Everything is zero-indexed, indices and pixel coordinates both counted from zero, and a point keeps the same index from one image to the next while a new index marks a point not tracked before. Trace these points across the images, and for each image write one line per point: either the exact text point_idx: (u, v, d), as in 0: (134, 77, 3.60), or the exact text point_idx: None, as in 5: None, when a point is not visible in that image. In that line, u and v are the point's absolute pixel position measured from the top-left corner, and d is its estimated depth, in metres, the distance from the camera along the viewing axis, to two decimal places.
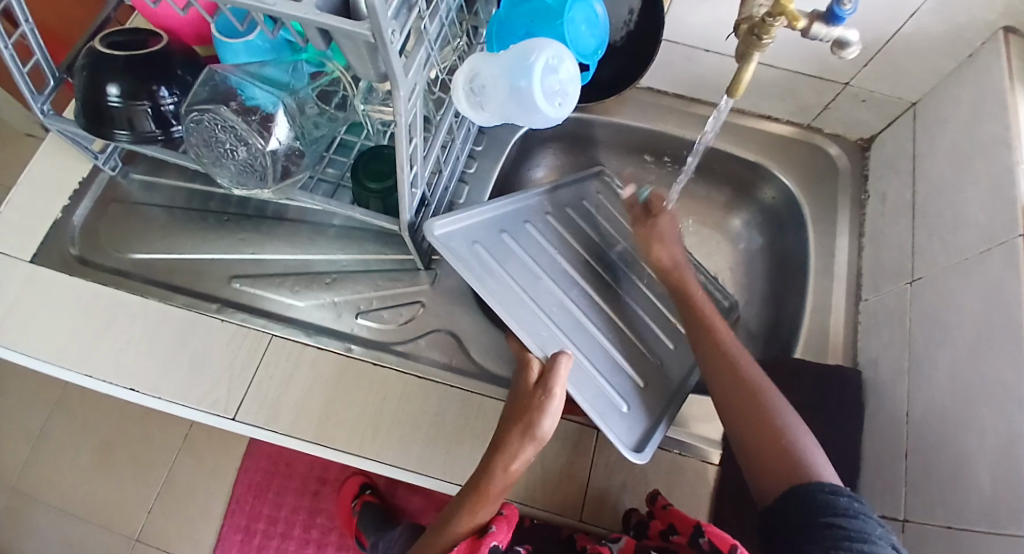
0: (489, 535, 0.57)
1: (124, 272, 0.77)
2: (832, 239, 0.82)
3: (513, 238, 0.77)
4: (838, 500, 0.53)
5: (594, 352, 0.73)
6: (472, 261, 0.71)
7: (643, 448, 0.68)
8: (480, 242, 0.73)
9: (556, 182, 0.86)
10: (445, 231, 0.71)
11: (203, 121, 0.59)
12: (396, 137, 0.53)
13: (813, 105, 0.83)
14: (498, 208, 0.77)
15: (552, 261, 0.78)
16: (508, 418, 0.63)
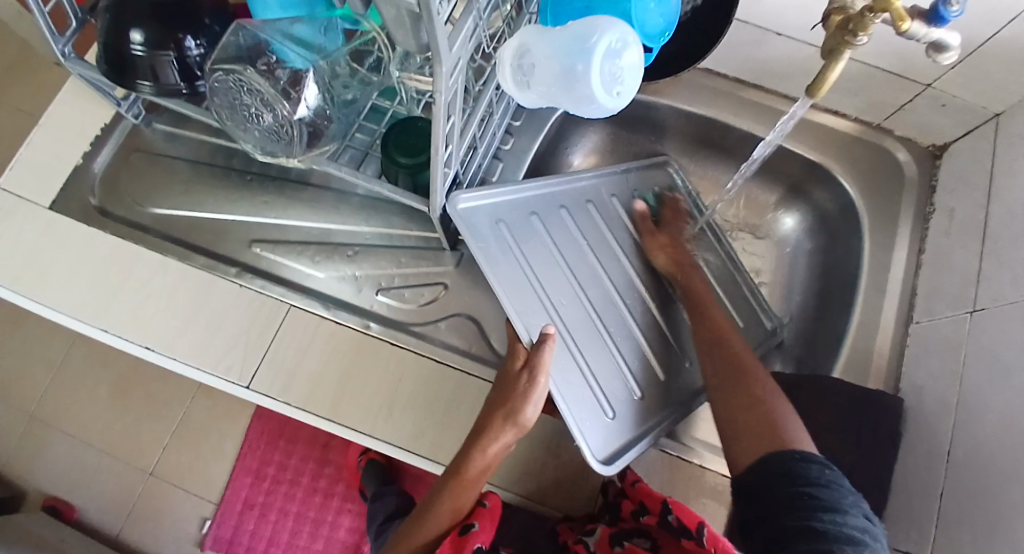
0: (471, 536, 0.61)
1: (143, 227, 0.75)
2: (887, 253, 0.76)
3: (542, 223, 0.73)
4: (814, 470, 0.53)
5: (595, 357, 0.70)
6: (491, 241, 0.68)
7: (613, 461, 0.65)
8: (504, 222, 0.70)
9: (616, 170, 0.82)
10: (470, 206, 0.68)
11: (227, 82, 0.54)
12: (434, 115, 0.48)
13: (887, 104, 0.76)
14: (533, 190, 0.73)
15: (576, 253, 0.74)
16: (490, 400, 0.63)
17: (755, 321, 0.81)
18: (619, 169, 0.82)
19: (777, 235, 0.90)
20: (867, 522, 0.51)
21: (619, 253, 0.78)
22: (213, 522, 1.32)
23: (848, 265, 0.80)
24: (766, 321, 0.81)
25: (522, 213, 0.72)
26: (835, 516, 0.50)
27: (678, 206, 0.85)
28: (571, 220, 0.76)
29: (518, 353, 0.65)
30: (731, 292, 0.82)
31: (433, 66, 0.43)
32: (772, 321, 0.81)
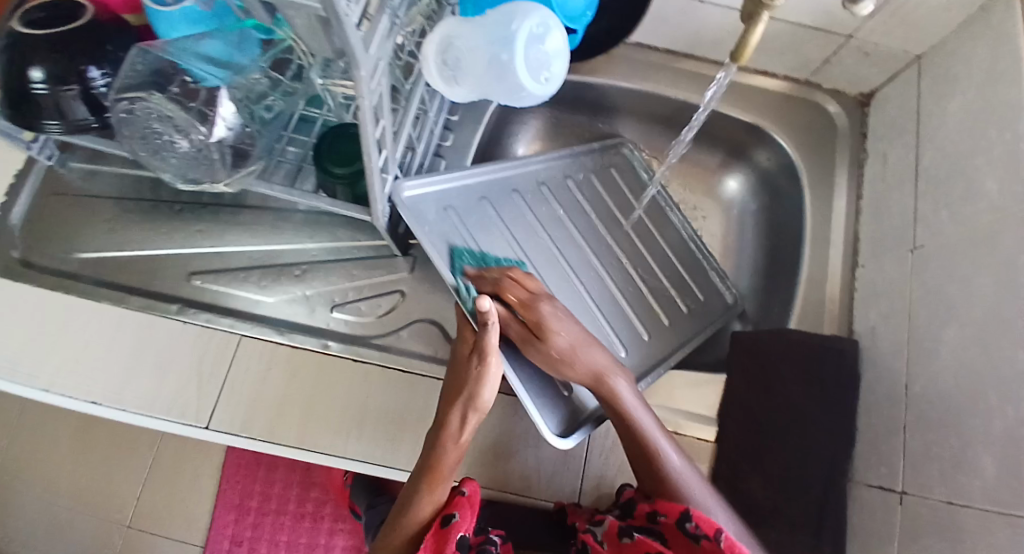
0: (453, 528, 0.56)
1: (72, 274, 0.71)
2: (829, 203, 0.78)
3: (494, 207, 0.74)
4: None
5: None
6: (439, 226, 0.68)
7: (568, 436, 0.66)
8: (453, 207, 0.70)
9: (571, 152, 0.83)
10: (417, 192, 0.67)
11: (135, 111, 0.54)
12: (360, 120, 0.46)
13: (814, 59, 0.78)
14: (482, 175, 0.74)
15: (527, 237, 0.75)
16: (446, 391, 0.62)
17: (717, 295, 0.82)
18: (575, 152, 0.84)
19: (722, 198, 0.91)
20: None
21: (575, 235, 0.79)
22: None
23: (794, 220, 0.81)
24: (726, 294, 0.82)
25: (473, 198, 0.72)
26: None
27: (634, 184, 0.86)
28: (523, 203, 0.76)
29: (467, 340, 0.63)
30: (692, 266, 0.83)
31: (351, 71, 0.41)
32: (733, 297, 0.82)
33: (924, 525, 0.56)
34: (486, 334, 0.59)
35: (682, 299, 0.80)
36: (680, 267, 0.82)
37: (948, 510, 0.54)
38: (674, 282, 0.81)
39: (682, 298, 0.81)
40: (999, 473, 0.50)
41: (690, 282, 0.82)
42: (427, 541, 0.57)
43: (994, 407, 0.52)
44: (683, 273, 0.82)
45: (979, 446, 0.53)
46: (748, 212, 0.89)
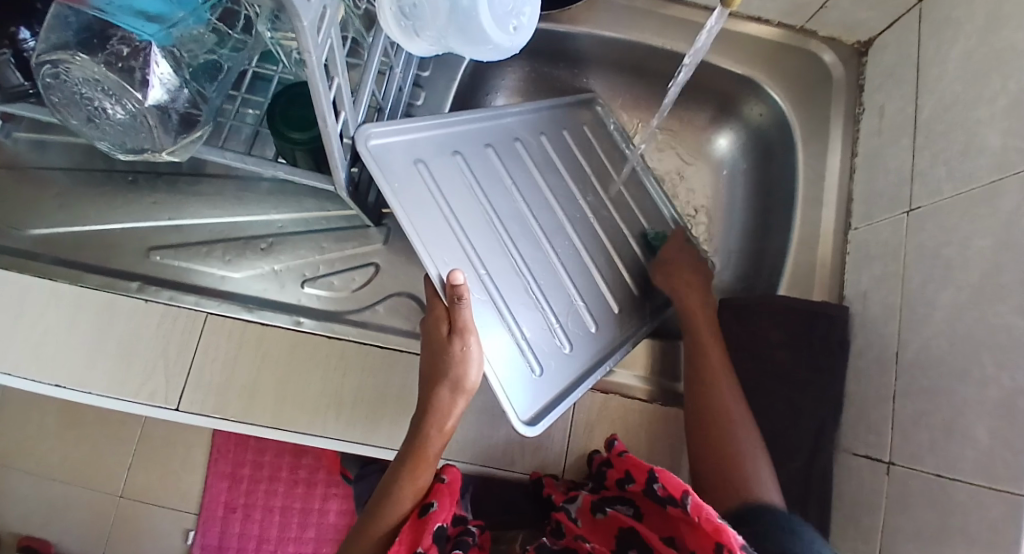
0: (432, 518, 0.55)
1: (24, 251, 0.66)
2: (822, 161, 0.75)
3: (467, 162, 0.68)
4: (764, 503, 0.56)
5: (521, 305, 0.66)
6: (408, 181, 0.62)
7: (540, 421, 0.62)
8: (424, 161, 0.64)
9: (544, 106, 0.77)
10: (383, 143, 0.60)
11: (61, 76, 0.47)
12: (310, 79, 0.42)
13: (808, 5, 0.72)
14: (454, 127, 0.68)
15: (500, 196, 0.69)
16: (427, 374, 0.59)
17: (684, 257, 0.80)
18: (549, 106, 0.78)
19: (711, 157, 0.87)
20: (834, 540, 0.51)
21: (546, 196, 0.73)
22: (197, 532, 1.28)
23: (786, 180, 0.78)
24: (698, 259, 0.79)
25: (444, 152, 0.66)
26: (793, 527, 0.52)
27: (608, 146, 0.82)
28: (497, 159, 0.71)
29: (440, 315, 0.59)
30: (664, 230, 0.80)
31: (291, 23, 0.37)
32: (700, 260, 0.80)
33: (912, 494, 0.55)
34: (460, 310, 0.56)
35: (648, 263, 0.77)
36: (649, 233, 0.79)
37: (937, 481, 0.53)
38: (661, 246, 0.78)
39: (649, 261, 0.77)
40: (990, 444, 0.49)
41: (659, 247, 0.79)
42: (403, 534, 0.55)
43: (988, 376, 0.50)
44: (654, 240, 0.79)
45: (971, 418, 0.51)
46: (738, 172, 0.86)
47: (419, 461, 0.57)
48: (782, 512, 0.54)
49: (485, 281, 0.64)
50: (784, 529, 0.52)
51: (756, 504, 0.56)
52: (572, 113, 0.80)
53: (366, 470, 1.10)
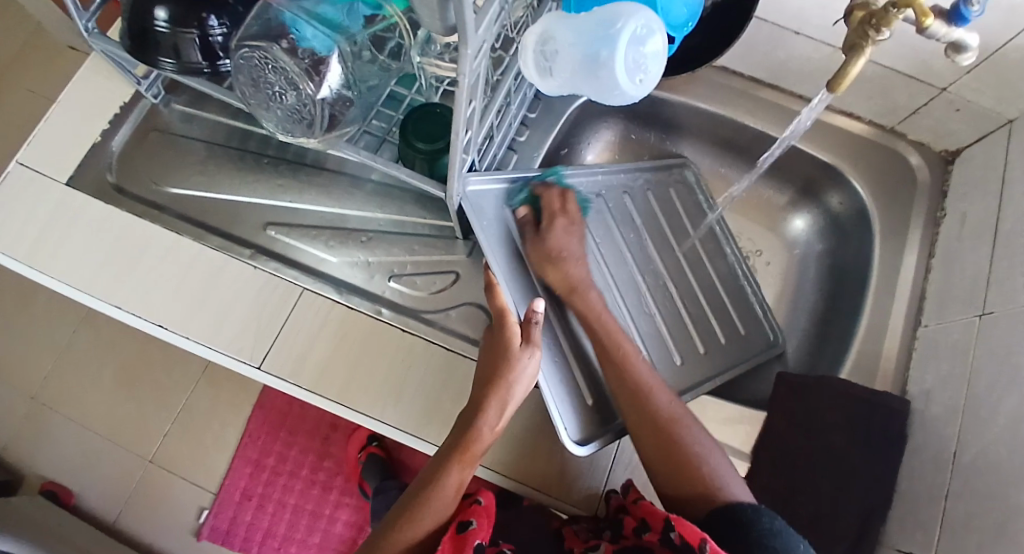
0: (471, 534, 0.56)
1: (159, 205, 0.75)
2: (897, 257, 0.77)
3: (549, 212, 0.76)
4: (762, 517, 0.53)
5: (550, 348, 0.70)
6: (498, 224, 0.70)
7: (590, 444, 0.67)
8: (512, 208, 0.72)
9: (632, 167, 0.84)
10: (480, 190, 0.69)
11: (252, 59, 0.55)
12: (456, 97, 0.50)
13: (902, 108, 0.77)
14: (540, 180, 0.75)
15: (581, 248, 0.77)
16: (479, 384, 0.62)
17: (761, 330, 0.82)
18: (636, 167, 0.84)
19: (786, 236, 0.91)
20: None
21: (621, 249, 0.80)
22: (210, 513, 1.36)
23: (859, 270, 0.80)
24: (770, 331, 0.82)
25: (530, 202, 0.74)
26: None
27: (690, 207, 0.86)
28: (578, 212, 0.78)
29: (506, 321, 0.63)
30: (737, 298, 0.82)
31: (458, 47, 0.44)
32: (776, 336, 0.81)
33: None
34: (530, 330, 0.63)
35: (723, 331, 0.80)
36: (732, 303, 0.82)
37: None
38: (728, 317, 0.81)
39: (723, 329, 0.80)
40: None
41: (737, 312, 0.82)
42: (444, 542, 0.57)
43: None
44: (733, 309, 0.82)
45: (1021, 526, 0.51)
46: (811, 255, 0.89)
47: (464, 457, 0.60)
48: (781, 541, 0.51)
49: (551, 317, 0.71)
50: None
51: (761, 519, 0.53)
52: (659, 176, 0.86)
53: (385, 485, 1.15)
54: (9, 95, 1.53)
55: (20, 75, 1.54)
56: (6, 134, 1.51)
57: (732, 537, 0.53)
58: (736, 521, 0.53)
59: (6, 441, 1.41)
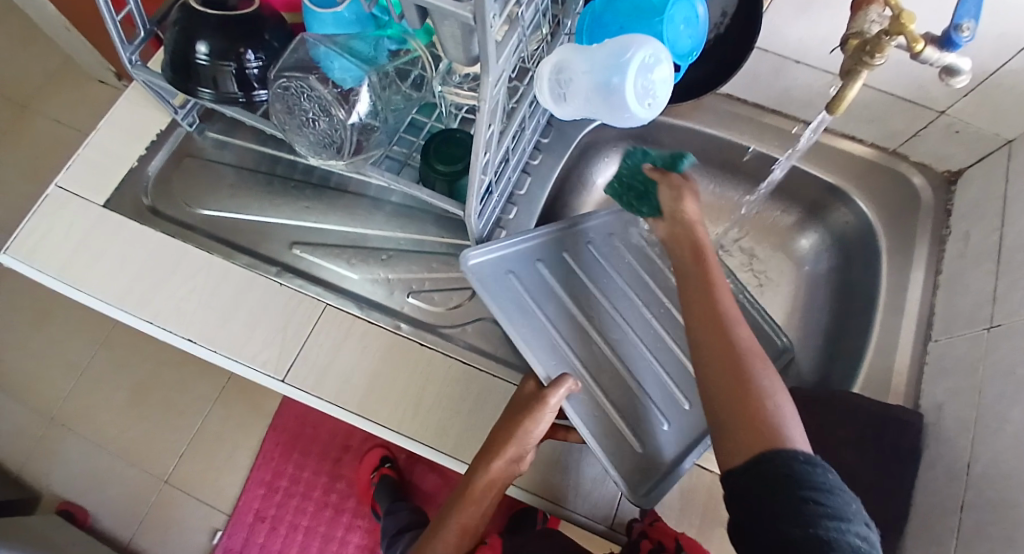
0: None
1: (191, 226, 0.79)
2: (905, 274, 0.79)
3: (552, 267, 0.74)
4: (816, 471, 0.46)
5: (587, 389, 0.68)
6: (503, 293, 0.70)
7: (654, 495, 0.64)
8: (515, 272, 0.72)
9: None
10: (479, 262, 0.70)
11: (290, 88, 0.60)
12: (476, 120, 0.53)
13: (902, 131, 0.80)
14: (537, 236, 0.74)
15: (588, 291, 0.74)
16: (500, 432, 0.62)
17: (768, 338, 0.83)
18: None
19: (794, 254, 0.92)
20: (868, 529, 0.46)
21: (633, 290, 0.76)
22: (224, 534, 1.38)
23: (867, 289, 0.82)
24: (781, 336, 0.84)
25: (532, 262, 0.73)
26: (840, 524, 0.44)
27: None
28: (580, 259, 0.76)
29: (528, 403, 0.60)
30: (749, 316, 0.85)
31: (481, 75, 0.48)
32: (785, 338, 0.84)
33: None
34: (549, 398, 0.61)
35: None
36: None
37: None
38: None
39: None
40: None
41: None
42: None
43: None
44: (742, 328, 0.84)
45: None
46: (819, 272, 0.90)
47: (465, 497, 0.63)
48: (831, 500, 0.45)
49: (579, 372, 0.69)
50: (835, 529, 0.44)
51: (811, 471, 0.46)
52: None
53: (396, 507, 1.15)
54: (39, 125, 1.60)
55: (49, 106, 1.62)
56: (35, 163, 1.57)
57: (774, 487, 0.46)
58: (779, 470, 0.47)
59: (28, 460, 1.44)
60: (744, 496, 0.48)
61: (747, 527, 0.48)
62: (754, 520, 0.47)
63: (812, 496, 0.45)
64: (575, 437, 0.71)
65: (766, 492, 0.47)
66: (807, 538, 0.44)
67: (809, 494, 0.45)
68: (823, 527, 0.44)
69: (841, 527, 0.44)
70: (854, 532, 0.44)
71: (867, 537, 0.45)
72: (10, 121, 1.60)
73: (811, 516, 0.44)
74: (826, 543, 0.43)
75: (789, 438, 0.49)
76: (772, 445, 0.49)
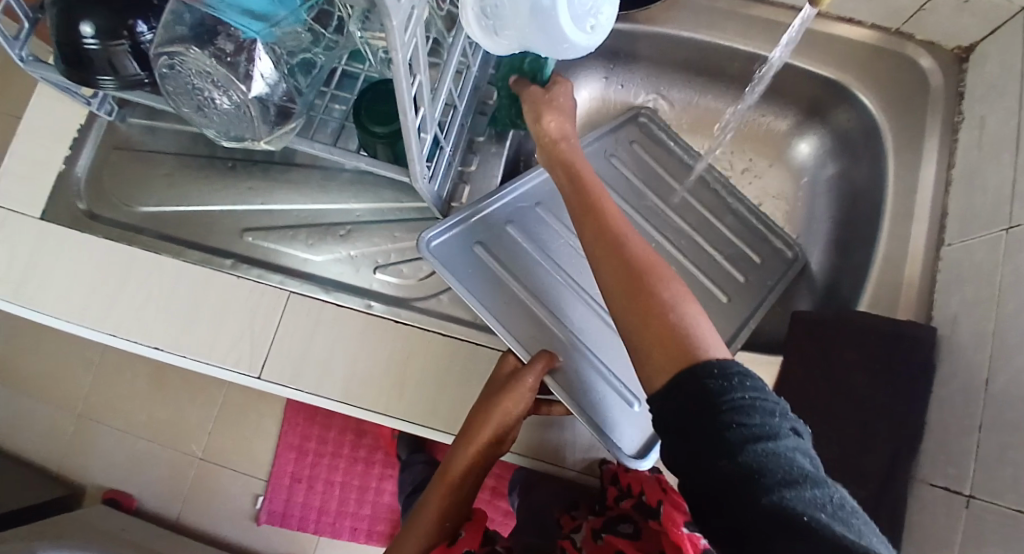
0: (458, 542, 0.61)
1: (136, 227, 0.74)
2: (916, 171, 0.71)
3: (522, 231, 0.71)
4: (737, 385, 0.41)
5: (576, 350, 0.66)
6: (471, 266, 0.67)
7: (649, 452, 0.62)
8: (482, 243, 0.69)
9: (595, 138, 0.80)
10: (440, 239, 0.67)
11: (176, 67, 0.51)
12: (395, 76, 0.44)
13: (906, 7, 0.69)
14: (502, 199, 0.70)
15: (567, 251, 0.71)
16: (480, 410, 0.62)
17: (773, 251, 0.79)
18: (600, 136, 0.80)
19: (793, 162, 0.85)
20: (795, 436, 0.41)
21: None
22: (264, 497, 1.40)
23: (872, 193, 0.75)
24: (787, 249, 0.78)
25: (499, 227, 0.70)
26: (769, 445, 0.40)
27: (670, 164, 0.82)
28: (550, 217, 0.72)
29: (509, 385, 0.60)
30: (749, 235, 0.79)
31: (382, 21, 0.39)
32: (794, 250, 0.78)
33: (989, 530, 0.53)
34: (527, 373, 0.61)
35: (738, 268, 0.77)
36: (736, 239, 0.79)
37: None
38: (733, 259, 0.78)
39: (737, 267, 0.77)
40: None
41: (741, 245, 0.79)
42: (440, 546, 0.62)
43: None
44: (744, 247, 0.79)
45: None
46: (821, 178, 0.83)
47: (446, 481, 0.64)
48: (757, 417, 0.40)
49: (565, 335, 0.67)
50: (762, 451, 0.39)
51: (732, 387, 0.41)
52: (622, 136, 0.82)
53: (413, 459, 1.16)
54: None
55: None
56: None
57: (696, 412, 0.41)
58: (699, 392, 0.41)
59: (56, 459, 1.46)
60: (667, 424, 0.43)
61: (678, 458, 0.43)
62: (688, 460, 0.42)
63: (735, 418, 0.40)
64: (559, 411, 0.67)
65: (691, 428, 0.42)
66: (736, 469, 0.39)
67: (731, 414, 0.40)
68: (751, 452, 0.39)
69: (772, 448, 0.39)
70: (786, 449, 0.40)
71: (803, 448, 0.41)
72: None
73: (738, 442, 0.39)
74: (756, 471, 0.39)
75: (706, 347, 0.45)
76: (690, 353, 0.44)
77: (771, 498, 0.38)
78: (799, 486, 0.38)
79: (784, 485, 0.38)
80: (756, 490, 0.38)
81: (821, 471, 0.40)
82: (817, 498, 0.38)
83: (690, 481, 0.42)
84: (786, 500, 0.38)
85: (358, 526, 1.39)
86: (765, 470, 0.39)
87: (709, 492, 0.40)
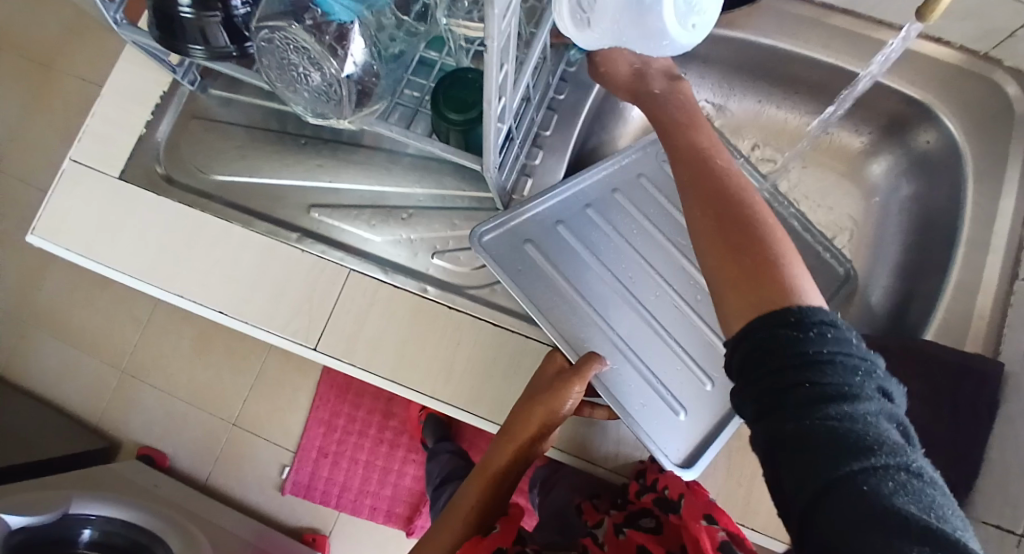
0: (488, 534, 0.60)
1: (208, 194, 0.76)
2: (995, 202, 0.69)
3: (572, 231, 0.70)
4: (814, 340, 0.39)
5: (626, 353, 0.66)
6: (522, 263, 0.68)
7: (692, 463, 0.63)
8: (532, 240, 0.69)
9: None
10: (493, 237, 0.68)
11: (274, 40, 0.52)
12: (486, 61, 0.44)
13: (999, 30, 0.66)
14: (553, 198, 0.70)
15: (613, 248, 0.71)
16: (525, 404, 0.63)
17: (826, 268, 0.76)
18: None
19: (865, 181, 0.84)
20: (877, 398, 0.39)
21: (664, 241, 0.72)
22: (292, 468, 1.43)
23: (947, 220, 0.73)
24: (839, 267, 0.76)
25: (550, 224, 0.70)
26: (845, 408, 0.38)
27: None
28: (602, 220, 0.72)
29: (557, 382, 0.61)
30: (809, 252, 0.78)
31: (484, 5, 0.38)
32: (845, 267, 0.76)
33: None
34: (576, 373, 0.61)
35: None
36: None
37: None
38: None
39: None
40: None
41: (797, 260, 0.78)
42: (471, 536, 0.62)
43: None
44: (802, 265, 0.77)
45: None
46: (893, 200, 0.82)
47: (484, 477, 0.65)
48: (834, 376, 0.38)
49: (612, 337, 0.67)
50: (836, 412, 0.37)
51: (808, 341, 0.39)
52: None
53: (438, 448, 1.17)
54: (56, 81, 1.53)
55: (55, 57, 1.53)
56: (59, 120, 1.53)
57: (764, 365, 0.41)
58: (769, 344, 0.41)
59: (98, 411, 1.52)
60: (737, 374, 0.43)
61: (746, 407, 0.42)
62: (754, 410, 0.41)
63: (806, 374, 0.39)
64: (601, 415, 0.67)
65: (762, 379, 0.41)
66: (799, 430, 0.38)
67: (803, 372, 0.39)
68: (822, 412, 0.38)
69: (847, 410, 0.37)
70: (864, 413, 0.38)
71: (885, 413, 0.38)
72: (25, 76, 1.54)
73: (807, 399, 0.38)
74: (823, 432, 0.37)
75: (797, 285, 0.44)
76: (778, 293, 0.43)
77: (835, 460, 0.36)
78: (869, 453, 0.36)
79: (853, 449, 0.36)
80: (820, 450, 0.37)
81: (901, 440, 0.37)
82: (888, 467, 0.35)
83: (756, 433, 0.41)
84: (851, 466, 0.36)
85: (378, 506, 1.41)
86: (835, 432, 0.37)
87: (771, 447, 0.39)
